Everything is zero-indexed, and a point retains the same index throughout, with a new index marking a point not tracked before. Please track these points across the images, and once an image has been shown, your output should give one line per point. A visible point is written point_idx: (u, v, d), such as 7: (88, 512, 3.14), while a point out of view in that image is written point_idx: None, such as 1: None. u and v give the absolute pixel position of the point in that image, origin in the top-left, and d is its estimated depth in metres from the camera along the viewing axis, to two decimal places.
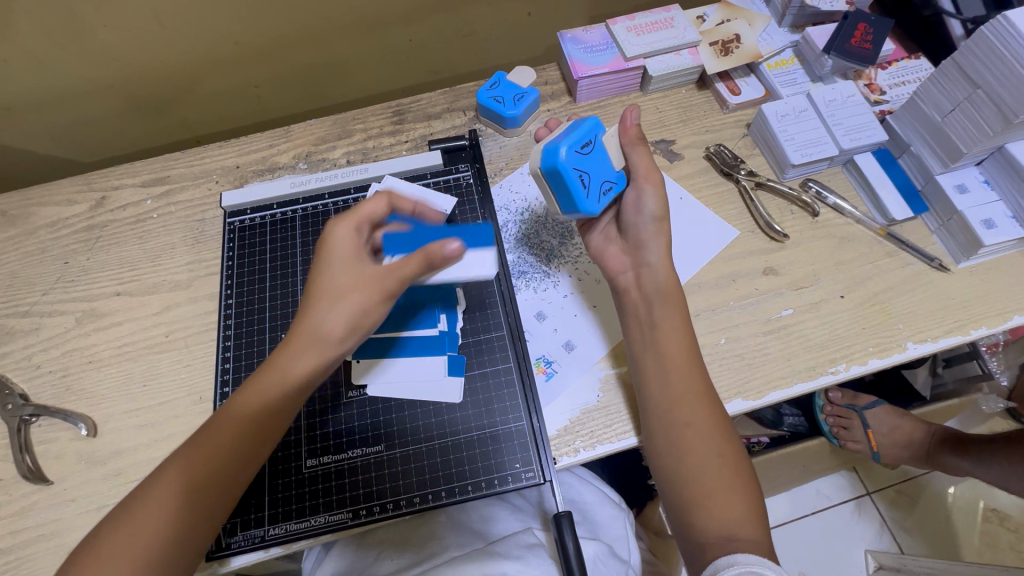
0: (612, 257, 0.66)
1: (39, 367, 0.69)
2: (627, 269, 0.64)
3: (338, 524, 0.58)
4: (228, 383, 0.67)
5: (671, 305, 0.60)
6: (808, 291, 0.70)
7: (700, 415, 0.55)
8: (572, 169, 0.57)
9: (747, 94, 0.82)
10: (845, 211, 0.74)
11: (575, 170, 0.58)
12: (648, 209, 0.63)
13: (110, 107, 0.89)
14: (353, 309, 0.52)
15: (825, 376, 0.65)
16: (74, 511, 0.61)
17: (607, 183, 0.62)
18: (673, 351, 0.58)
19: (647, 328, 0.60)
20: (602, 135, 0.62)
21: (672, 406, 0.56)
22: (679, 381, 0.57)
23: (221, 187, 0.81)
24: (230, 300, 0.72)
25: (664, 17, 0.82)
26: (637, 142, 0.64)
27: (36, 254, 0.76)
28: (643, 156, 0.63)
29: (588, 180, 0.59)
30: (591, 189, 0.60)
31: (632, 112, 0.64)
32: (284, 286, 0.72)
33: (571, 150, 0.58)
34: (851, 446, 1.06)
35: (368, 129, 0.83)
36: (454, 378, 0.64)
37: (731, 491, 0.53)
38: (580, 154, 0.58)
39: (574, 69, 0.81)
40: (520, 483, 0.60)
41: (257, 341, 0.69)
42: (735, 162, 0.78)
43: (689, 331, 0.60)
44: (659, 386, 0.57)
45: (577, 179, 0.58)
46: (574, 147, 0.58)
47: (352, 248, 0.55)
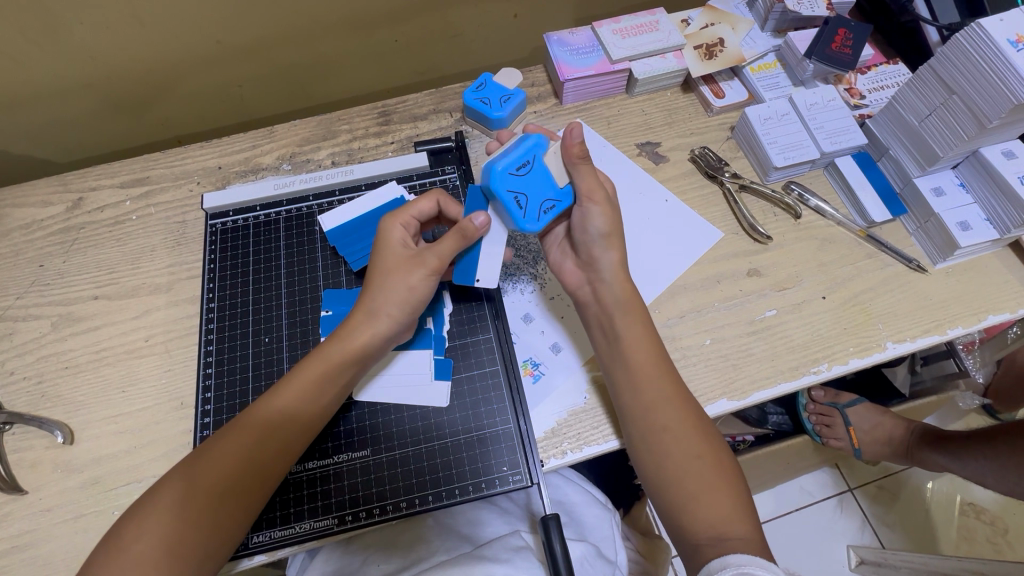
0: (571, 272, 0.66)
1: (12, 374, 0.67)
2: (580, 286, 0.64)
3: (323, 530, 0.57)
4: (210, 415, 0.64)
5: (629, 317, 0.60)
6: (790, 291, 0.71)
7: (665, 421, 0.56)
8: (506, 189, 0.58)
9: (732, 97, 0.84)
10: (827, 213, 0.75)
11: (508, 193, 0.59)
12: (594, 228, 0.61)
13: (88, 107, 0.87)
14: (400, 288, 0.57)
15: (807, 376, 0.66)
16: (50, 521, 0.59)
17: (547, 203, 0.60)
18: (635, 358, 0.58)
19: (612, 339, 0.60)
20: (544, 153, 0.60)
21: (644, 415, 0.57)
22: (652, 390, 0.57)
23: (202, 188, 0.80)
24: (211, 320, 0.69)
25: (649, 21, 0.83)
26: (581, 161, 0.59)
27: (11, 257, 0.75)
28: (588, 174, 0.60)
29: (524, 202, 0.59)
30: (529, 210, 0.60)
31: (576, 129, 0.57)
32: (267, 314, 0.70)
33: (504, 171, 0.58)
34: (833, 443, 1.09)
35: (353, 130, 0.83)
36: (440, 382, 0.64)
37: (716, 491, 0.53)
38: (515, 176, 0.59)
39: (560, 72, 0.81)
40: (507, 486, 0.59)
41: (240, 376, 0.66)
42: (719, 164, 0.79)
43: (654, 339, 0.60)
44: (629, 397, 0.58)
45: (508, 201, 0.59)
46: (510, 169, 0.59)
47: (401, 241, 0.60)
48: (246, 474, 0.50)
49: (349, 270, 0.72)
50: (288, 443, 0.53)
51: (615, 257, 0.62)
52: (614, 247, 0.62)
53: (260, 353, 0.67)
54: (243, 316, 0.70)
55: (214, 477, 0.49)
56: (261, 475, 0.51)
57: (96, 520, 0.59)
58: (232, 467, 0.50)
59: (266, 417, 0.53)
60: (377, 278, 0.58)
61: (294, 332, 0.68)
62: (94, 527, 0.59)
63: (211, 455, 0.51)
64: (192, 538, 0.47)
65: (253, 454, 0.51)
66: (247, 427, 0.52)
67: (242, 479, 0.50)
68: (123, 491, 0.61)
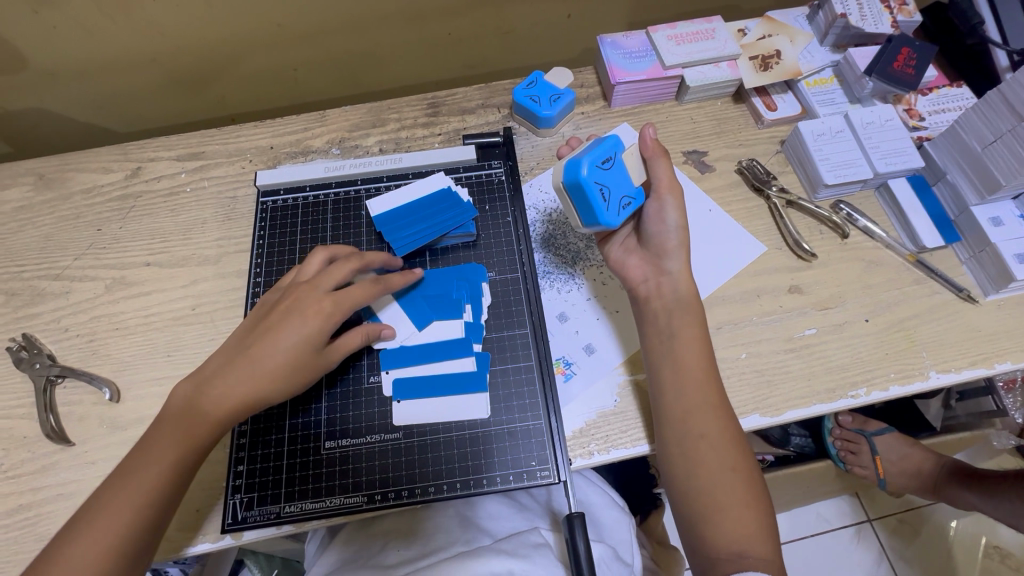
0: (636, 265, 0.66)
1: (66, 330, 0.71)
2: (642, 280, 0.65)
3: (351, 507, 0.58)
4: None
5: (679, 319, 0.61)
6: (832, 312, 0.69)
7: (707, 425, 0.56)
8: (592, 182, 0.59)
9: (784, 110, 0.83)
10: (875, 234, 0.73)
11: (594, 185, 0.59)
12: (671, 220, 0.63)
13: (151, 81, 0.90)
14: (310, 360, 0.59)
15: (844, 400, 0.65)
16: (94, 473, 0.62)
17: (626, 198, 0.62)
18: (681, 357, 0.59)
19: (666, 337, 0.60)
20: (623, 151, 0.63)
21: (687, 419, 0.56)
22: (697, 392, 0.57)
23: (254, 166, 0.83)
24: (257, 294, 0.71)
25: (705, 29, 0.83)
26: (658, 155, 0.63)
27: (71, 219, 0.79)
28: (665, 168, 0.62)
29: (608, 194, 0.60)
30: (611, 203, 0.60)
31: (650, 129, 0.62)
32: None
33: (593, 163, 0.59)
34: (858, 471, 1.06)
35: (402, 119, 0.85)
36: (477, 395, 0.63)
37: (746, 506, 0.53)
38: (600, 168, 0.59)
39: (611, 74, 0.82)
40: (534, 481, 0.60)
41: None
42: (767, 177, 0.78)
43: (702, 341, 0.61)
44: (675, 398, 0.58)
45: (594, 193, 0.59)
46: (595, 162, 0.59)
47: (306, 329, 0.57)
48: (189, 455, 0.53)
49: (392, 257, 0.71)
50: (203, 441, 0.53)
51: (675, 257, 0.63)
52: (674, 247, 0.63)
53: None
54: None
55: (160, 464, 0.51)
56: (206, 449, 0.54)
57: None
58: (159, 479, 0.51)
59: (203, 413, 0.53)
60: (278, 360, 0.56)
61: None
62: None
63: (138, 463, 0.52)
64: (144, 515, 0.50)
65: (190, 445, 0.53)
66: (177, 421, 0.53)
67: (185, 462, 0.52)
68: None
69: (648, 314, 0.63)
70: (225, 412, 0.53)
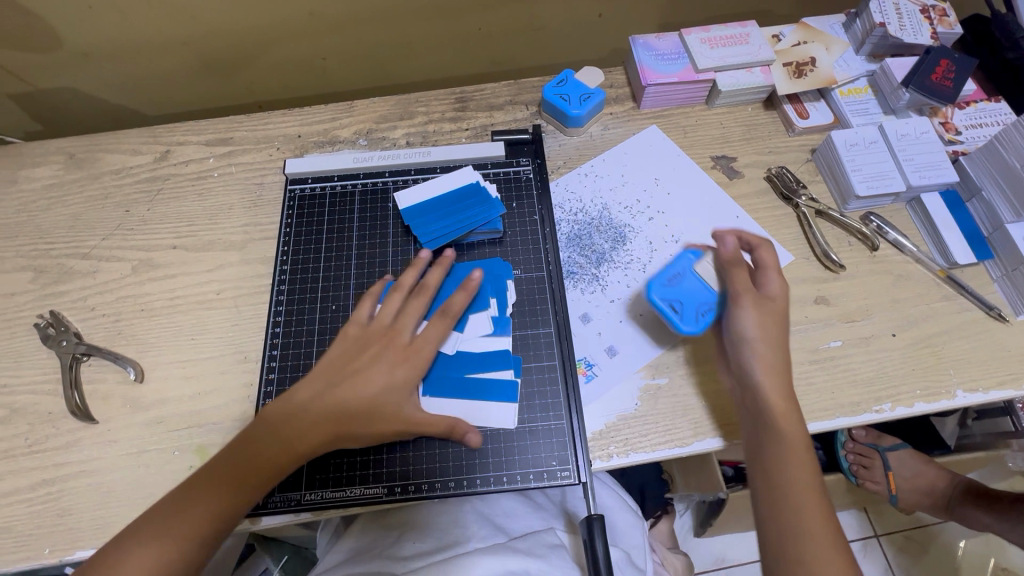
0: (746, 325, 0.59)
1: (93, 310, 0.71)
2: (748, 342, 0.59)
3: (372, 498, 0.59)
4: (274, 371, 0.66)
5: (786, 392, 0.57)
6: (859, 325, 0.69)
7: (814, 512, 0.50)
8: (660, 300, 0.65)
9: (815, 119, 0.81)
10: (905, 247, 0.72)
11: (664, 301, 0.65)
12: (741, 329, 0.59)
13: (182, 65, 0.91)
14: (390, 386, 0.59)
15: (868, 414, 0.64)
16: (116, 452, 0.63)
17: (703, 307, 0.64)
18: (789, 437, 0.54)
19: (756, 449, 0.55)
20: (699, 265, 0.67)
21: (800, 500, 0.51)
22: (800, 469, 0.52)
23: (281, 154, 0.83)
24: (282, 281, 0.72)
25: (740, 33, 0.82)
26: (731, 264, 0.63)
27: (100, 198, 0.79)
28: (738, 275, 0.62)
29: (680, 308, 0.65)
30: (684, 315, 0.64)
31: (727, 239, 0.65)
32: (335, 281, 0.71)
33: (659, 282, 0.66)
34: (869, 485, 1.05)
35: (430, 113, 0.85)
36: (507, 404, 0.62)
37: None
38: (667, 286, 0.66)
39: (643, 75, 0.81)
40: (554, 480, 0.60)
41: (306, 340, 0.68)
42: (796, 186, 0.77)
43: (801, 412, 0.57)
44: (784, 475, 0.52)
45: (663, 307, 0.65)
46: (662, 280, 0.66)
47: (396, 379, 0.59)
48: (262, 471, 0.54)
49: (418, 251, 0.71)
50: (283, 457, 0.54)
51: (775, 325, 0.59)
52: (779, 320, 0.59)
53: (325, 321, 0.69)
54: (312, 281, 0.71)
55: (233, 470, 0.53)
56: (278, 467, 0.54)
57: (158, 458, 0.62)
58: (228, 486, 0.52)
59: (289, 436, 0.55)
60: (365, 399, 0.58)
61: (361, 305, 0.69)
62: (156, 464, 0.62)
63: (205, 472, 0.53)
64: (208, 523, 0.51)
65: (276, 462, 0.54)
66: (268, 440, 0.55)
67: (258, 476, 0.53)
68: (185, 434, 0.64)
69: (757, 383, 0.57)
70: (313, 445, 0.55)
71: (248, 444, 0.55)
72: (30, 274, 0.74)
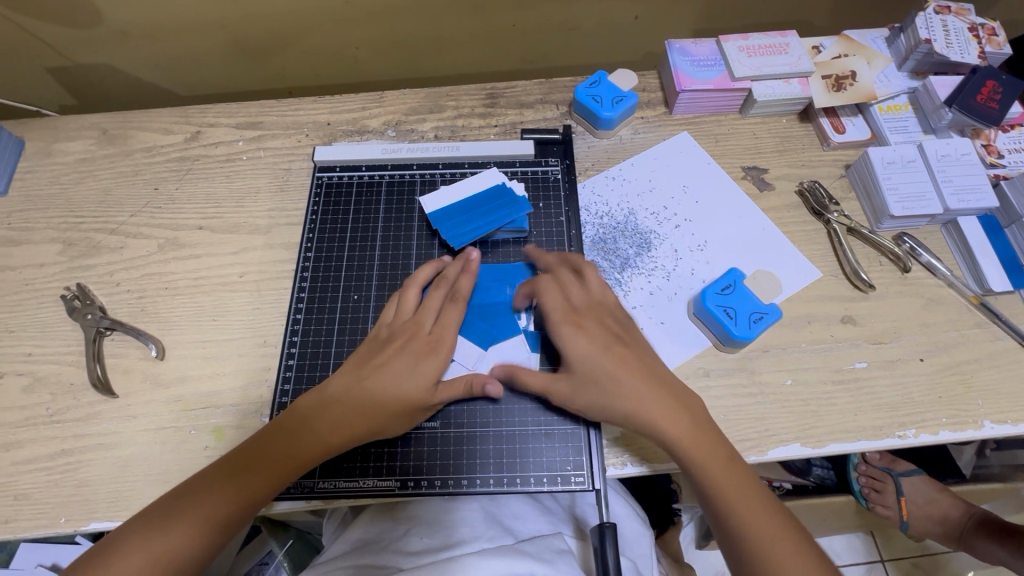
0: (634, 390, 0.56)
1: (118, 285, 0.72)
2: (643, 414, 0.55)
3: (384, 490, 0.59)
4: (293, 357, 0.67)
5: (707, 442, 0.54)
6: (885, 347, 0.67)
7: (792, 561, 0.49)
8: (715, 307, 0.65)
9: (852, 134, 0.80)
10: (937, 271, 0.71)
11: (719, 308, 0.65)
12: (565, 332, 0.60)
13: (217, 47, 0.91)
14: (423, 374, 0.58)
15: (890, 439, 0.62)
16: (134, 427, 0.63)
17: (756, 312, 0.64)
18: (728, 493, 0.53)
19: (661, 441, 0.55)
20: (747, 278, 0.67)
21: (772, 556, 0.49)
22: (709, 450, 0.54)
23: (310, 141, 0.83)
24: (305, 268, 0.72)
25: (779, 43, 0.81)
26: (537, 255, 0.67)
27: (130, 175, 0.80)
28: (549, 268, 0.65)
29: (735, 315, 0.64)
30: (738, 320, 0.64)
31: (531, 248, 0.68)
32: (359, 271, 0.71)
33: (712, 291, 0.65)
34: (880, 510, 1.04)
35: (459, 108, 0.85)
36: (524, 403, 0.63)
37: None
38: (721, 293, 0.65)
39: (677, 81, 0.80)
40: (568, 485, 0.59)
41: (326, 328, 0.68)
42: (828, 202, 0.75)
43: (716, 438, 0.55)
44: (748, 533, 0.51)
45: (718, 314, 0.64)
46: (716, 288, 0.66)
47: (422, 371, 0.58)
48: (278, 458, 0.55)
49: (443, 247, 0.71)
50: (297, 445, 0.55)
51: (620, 359, 0.57)
52: (652, 370, 0.58)
53: (347, 311, 0.69)
54: (335, 270, 0.71)
55: (250, 453, 0.55)
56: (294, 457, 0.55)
57: (174, 435, 0.63)
58: (242, 466, 0.54)
59: (312, 428, 0.56)
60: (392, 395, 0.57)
61: (384, 296, 0.69)
62: (172, 441, 0.63)
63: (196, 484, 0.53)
64: (219, 500, 0.52)
65: (287, 451, 0.55)
66: (287, 430, 0.56)
67: (272, 463, 0.54)
68: (202, 414, 0.64)
69: (684, 454, 0.54)
70: (341, 440, 0.56)
71: (272, 433, 0.56)
72: (59, 247, 0.75)
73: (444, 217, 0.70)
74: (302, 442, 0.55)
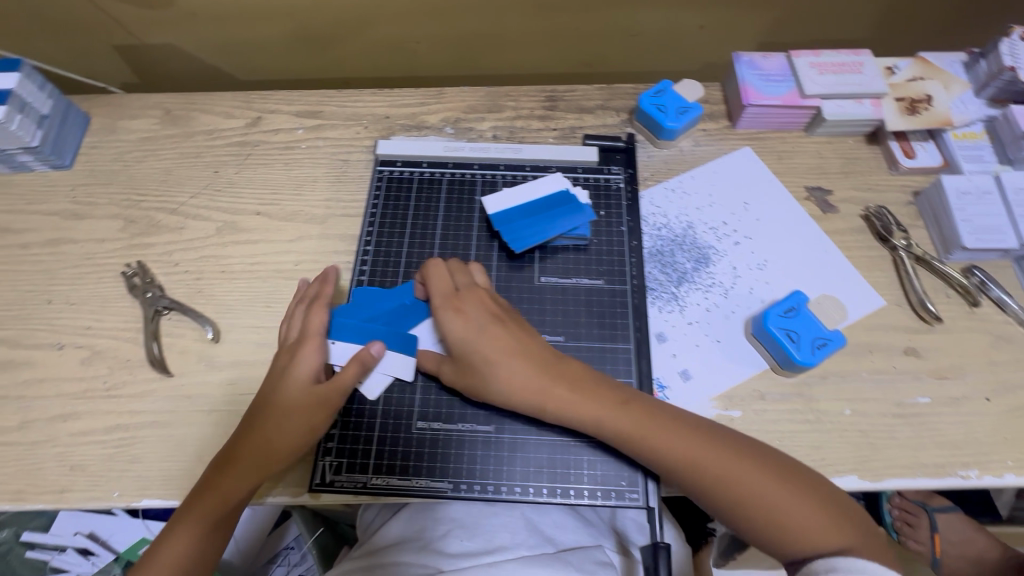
0: (516, 374, 0.58)
1: (176, 265, 0.73)
2: (522, 396, 0.58)
3: (436, 491, 0.58)
4: None
5: (589, 395, 0.57)
6: (950, 383, 0.65)
7: (710, 460, 0.54)
8: (777, 330, 0.64)
9: (924, 160, 0.77)
10: (1009, 307, 0.68)
11: (781, 330, 0.64)
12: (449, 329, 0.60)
13: (281, 34, 0.92)
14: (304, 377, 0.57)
15: (952, 479, 0.60)
16: (187, 408, 0.64)
17: (819, 338, 0.63)
18: (630, 432, 0.56)
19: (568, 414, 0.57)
20: (811, 303, 0.66)
21: (693, 465, 0.54)
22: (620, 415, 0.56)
23: (368, 133, 0.83)
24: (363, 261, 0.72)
25: (852, 61, 0.79)
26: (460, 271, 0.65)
27: (192, 157, 0.81)
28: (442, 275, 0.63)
29: (797, 339, 0.63)
30: (801, 345, 0.63)
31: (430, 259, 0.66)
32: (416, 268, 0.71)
33: (775, 313, 0.65)
34: (913, 545, 1.01)
35: (518, 108, 0.84)
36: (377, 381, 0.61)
37: (808, 503, 0.53)
38: (783, 316, 0.64)
39: (745, 95, 0.79)
40: (622, 501, 0.58)
41: None
42: (896, 229, 0.73)
43: (611, 391, 0.58)
44: (670, 460, 0.55)
45: (780, 337, 0.63)
46: (778, 311, 0.65)
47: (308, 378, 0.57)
48: (241, 459, 0.56)
49: (503, 250, 0.71)
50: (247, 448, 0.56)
51: (485, 331, 0.59)
52: (523, 346, 0.59)
53: None
54: (393, 265, 0.71)
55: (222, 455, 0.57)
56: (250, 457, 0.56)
57: (226, 419, 0.64)
58: (216, 466, 0.56)
59: (260, 433, 0.56)
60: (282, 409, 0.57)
61: None
62: (224, 424, 0.63)
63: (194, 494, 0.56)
64: (210, 498, 0.55)
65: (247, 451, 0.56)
66: (245, 433, 0.57)
67: (236, 466, 0.56)
68: None
69: (591, 427, 0.57)
70: (273, 442, 0.56)
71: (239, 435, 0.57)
72: (121, 223, 0.76)
73: (508, 219, 0.69)
74: (251, 443, 0.56)
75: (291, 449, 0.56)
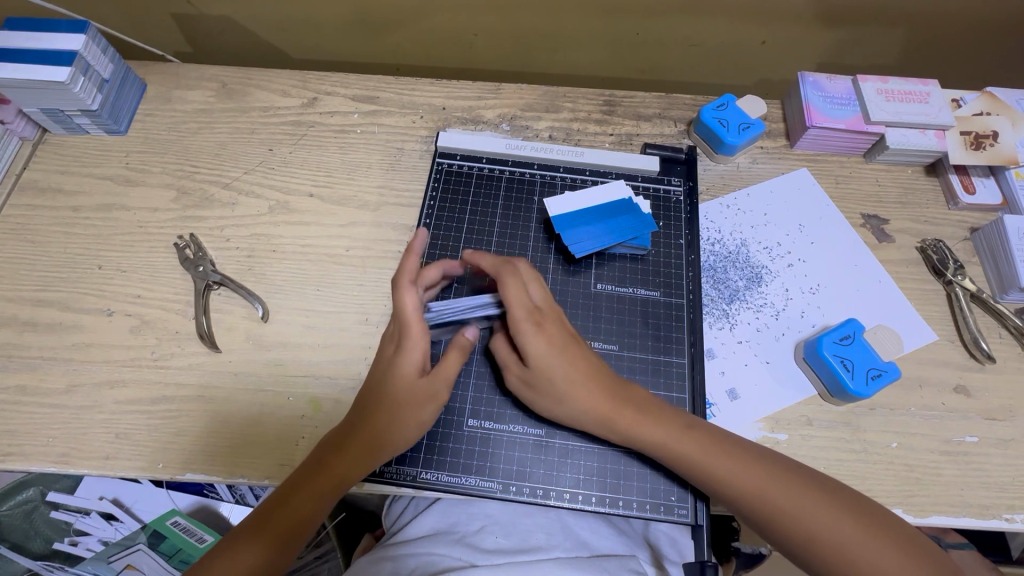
0: (595, 400, 0.56)
1: (227, 241, 0.73)
2: (593, 421, 0.56)
3: (485, 491, 0.58)
4: None
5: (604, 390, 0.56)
6: (999, 424, 0.64)
7: (714, 458, 0.54)
8: (832, 357, 0.63)
9: (982, 196, 0.76)
10: None
11: (836, 358, 0.63)
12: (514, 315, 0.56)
13: (340, 16, 0.91)
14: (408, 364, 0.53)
15: (996, 521, 0.60)
16: (233, 385, 0.64)
17: (874, 369, 0.62)
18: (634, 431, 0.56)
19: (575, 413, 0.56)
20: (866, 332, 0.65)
21: (760, 494, 0.53)
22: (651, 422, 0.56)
23: (424, 123, 0.82)
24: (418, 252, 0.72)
25: (919, 90, 0.77)
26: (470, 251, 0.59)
27: (247, 132, 0.81)
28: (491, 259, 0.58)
29: (852, 367, 0.63)
30: (856, 374, 0.62)
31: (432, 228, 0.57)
32: None
33: (831, 340, 0.64)
34: None
35: (576, 110, 0.84)
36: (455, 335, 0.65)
37: (834, 506, 0.52)
38: (839, 343, 0.64)
39: (808, 116, 0.78)
40: (671, 516, 0.58)
41: None
42: (953, 263, 0.72)
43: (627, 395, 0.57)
44: (731, 487, 0.53)
45: (835, 365, 0.62)
46: (834, 338, 0.64)
47: (415, 368, 0.53)
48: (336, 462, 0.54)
49: (560, 253, 0.71)
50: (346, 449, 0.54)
51: (558, 351, 0.55)
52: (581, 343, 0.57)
53: None
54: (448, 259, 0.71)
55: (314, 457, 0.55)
56: (346, 462, 0.54)
57: (272, 399, 0.64)
58: (313, 466, 0.54)
59: (359, 435, 0.54)
60: (397, 405, 0.54)
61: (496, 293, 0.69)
62: (270, 405, 0.63)
63: (290, 481, 0.55)
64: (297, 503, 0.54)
65: (344, 454, 0.54)
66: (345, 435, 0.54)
67: (331, 468, 0.54)
68: (301, 381, 0.64)
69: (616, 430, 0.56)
70: (376, 445, 0.54)
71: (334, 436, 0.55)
72: (173, 194, 0.76)
73: (566, 223, 0.69)
74: (352, 445, 0.54)
75: (394, 447, 0.54)
